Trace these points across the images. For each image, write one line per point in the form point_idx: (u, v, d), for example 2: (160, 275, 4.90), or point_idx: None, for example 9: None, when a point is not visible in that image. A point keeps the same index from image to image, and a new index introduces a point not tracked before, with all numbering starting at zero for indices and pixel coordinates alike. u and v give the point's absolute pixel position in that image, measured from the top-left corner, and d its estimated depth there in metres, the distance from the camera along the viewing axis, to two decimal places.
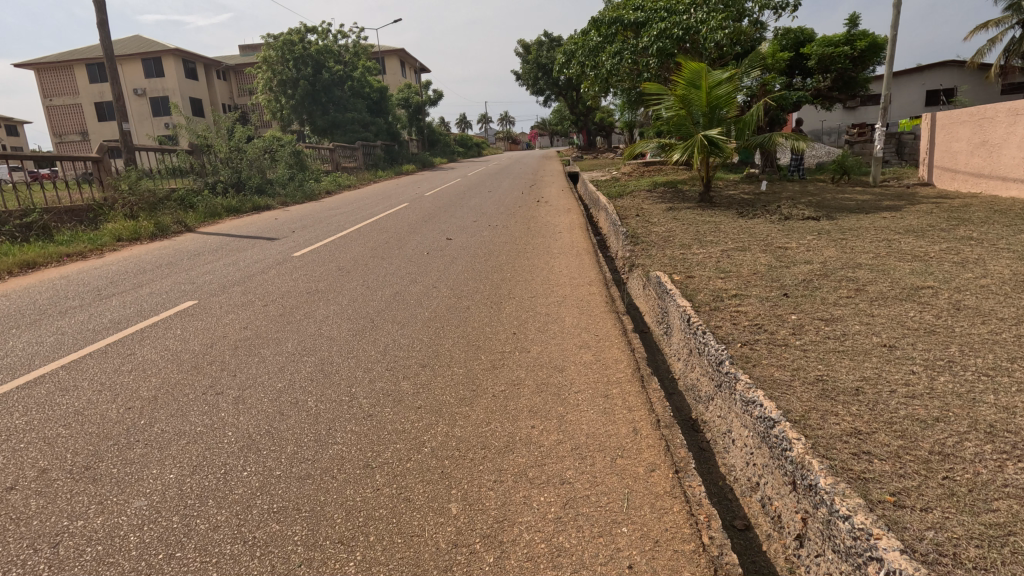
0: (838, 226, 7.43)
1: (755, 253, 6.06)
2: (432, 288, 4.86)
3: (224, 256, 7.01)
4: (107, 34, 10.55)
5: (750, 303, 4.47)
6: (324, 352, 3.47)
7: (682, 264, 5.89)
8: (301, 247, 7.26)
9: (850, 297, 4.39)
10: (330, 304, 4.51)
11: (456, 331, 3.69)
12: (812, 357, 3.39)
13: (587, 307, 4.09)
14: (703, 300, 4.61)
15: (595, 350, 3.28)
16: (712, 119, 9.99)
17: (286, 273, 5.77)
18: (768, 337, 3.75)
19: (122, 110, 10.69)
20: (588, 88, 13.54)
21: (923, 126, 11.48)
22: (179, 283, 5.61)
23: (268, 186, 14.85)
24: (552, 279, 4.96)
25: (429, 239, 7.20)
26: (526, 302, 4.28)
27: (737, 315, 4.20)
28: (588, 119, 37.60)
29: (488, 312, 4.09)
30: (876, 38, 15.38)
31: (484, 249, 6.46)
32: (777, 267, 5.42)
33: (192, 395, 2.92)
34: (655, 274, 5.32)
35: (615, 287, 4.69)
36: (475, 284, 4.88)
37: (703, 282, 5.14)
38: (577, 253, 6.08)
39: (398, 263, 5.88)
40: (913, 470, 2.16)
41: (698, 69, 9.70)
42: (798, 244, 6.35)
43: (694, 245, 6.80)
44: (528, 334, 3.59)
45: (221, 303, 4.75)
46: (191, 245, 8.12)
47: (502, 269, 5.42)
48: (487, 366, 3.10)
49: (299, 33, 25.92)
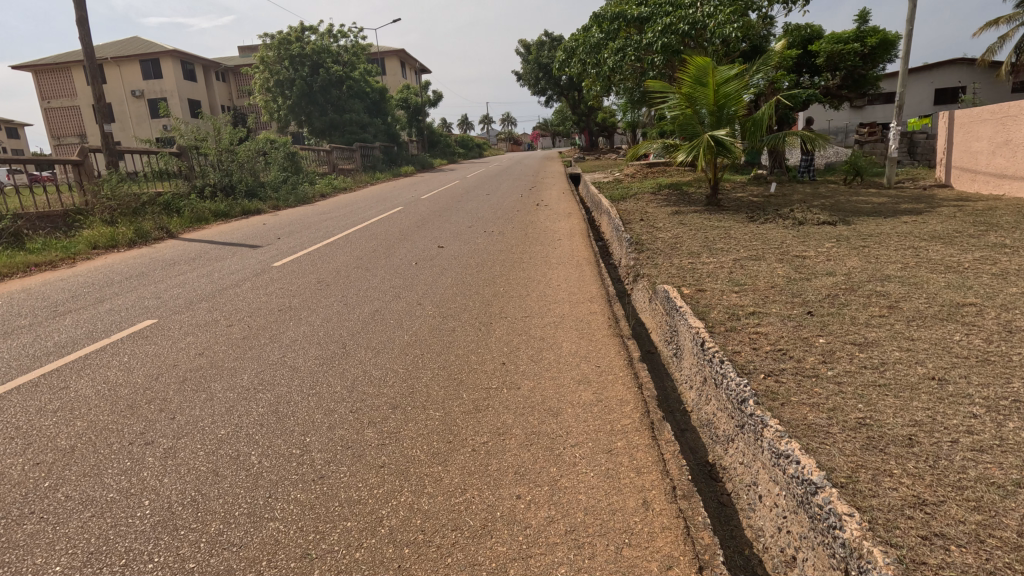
0: (856, 232, 6.96)
1: (771, 263, 5.58)
2: (416, 305, 4.39)
3: (200, 266, 6.57)
4: (88, 33, 10.14)
5: (770, 323, 3.99)
6: (283, 386, 3.01)
7: (691, 275, 5.43)
8: (283, 256, 6.82)
9: (883, 316, 3.91)
10: (301, 325, 4.05)
11: (437, 360, 3.23)
12: (850, 392, 2.91)
13: (587, 330, 3.62)
14: (717, 319, 4.14)
15: (596, 386, 2.80)
16: (720, 118, 9.50)
17: (260, 286, 5.31)
18: (794, 366, 3.28)
19: (103, 110, 10.25)
20: (589, 87, 13.06)
21: (941, 125, 10.97)
22: (144, 298, 5.16)
23: (260, 189, 14.41)
24: (550, 295, 4.48)
25: (419, 248, 6.74)
26: (519, 322, 3.81)
27: (757, 339, 3.73)
28: (590, 119, 37.15)
29: (474, 336, 3.61)
30: (887, 34, 14.87)
31: (477, 258, 6.00)
32: (797, 279, 4.95)
33: (114, 446, 2.46)
34: (664, 288, 4.86)
35: (619, 303, 4.22)
36: (464, 301, 4.42)
37: (715, 297, 4.67)
38: (578, 263, 5.60)
39: (383, 275, 5.41)
40: (1004, 566, 1.68)
41: (705, 65, 9.18)
42: (816, 252, 5.87)
43: (703, 253, 6.32)
44: (519, 364, 3.12)
45: (181, 323, 4.29)
46: (169, 253, 7.69)
47: (495, 282, 4.94)
48: (467, 409, 2.62)
49: (297, 31, 25.56)
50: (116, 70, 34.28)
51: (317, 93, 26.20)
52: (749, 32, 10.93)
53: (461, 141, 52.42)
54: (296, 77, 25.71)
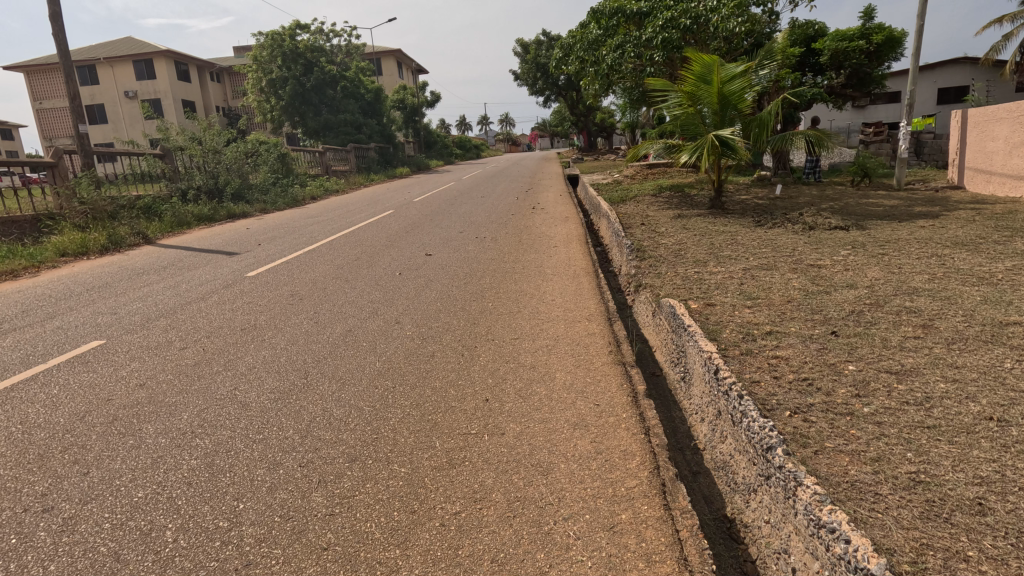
0: (871, 237, 6.55)
1: (784, 273, 5.15)
2: (394, 324, 3.93)
3: (170, 276, 6.11)
4: (62, 29, 9.68)
5: (790, 346, 3.55)
6: (225, 429, 2.55)
7: (698, 287, 5.01)
8: (259, 265, 6.37)
9: (918, 337, 3.47)
10: (262, 350, 3.59)
11: (410, 396, 2.78)
12: (895, 435, 2.47)
13: (583, 357, 3.17)
14: (730, 340, 3.69)
15: (594, 432, 2.35)
16: (723, 118, 9.07)
17: (228, 300, 4.86)
18: (823, 400, 2.83)
19: (78, 110, 9.74)
20: (587, 86, 12.63)
21: (953, 124, 10.56)
22: (99, 314, 4.71)
23: (248, 191, 13.94)
24: (542, 312, 4.03)
25: (405, 256, 6.29)
26: (508, 346, 3.37)
27: (777, 365, 3.29)
28: (588, 119, 36.81)
29: (455, 364, 3.16)
30: (893, 32, 14.49)
31: (466, 268, 5.55)
32: (815, 292, 4.51)
33: (4, 515, 2.00)
34: (669, 303, 4.43)
35: (620, 322, 3.77)
36: (448, 318, 3.98)
37: (727, 313, 4.23)
38: (574, 274, 5.15)
39: (363, 288, 4.97)
40: None
41: (710, 62, 8.77)
42: (832, 261, 5.44)
43: (710, 261, 5.89)
44: (504, 401, 2.67)
45: (131, 345, 3.83)
46: (142, 261, 7.24)
47: (484, 296, 4.50)
48: (440, 464, 2.17)
49: (289, 30, 25.28)
50: (109, 70, 33.80)
51: (311, 93, 25.81)
52: (752, 28, 10.51)
53: (460, 141, 51.99)
54: (289, 76, 25.34)
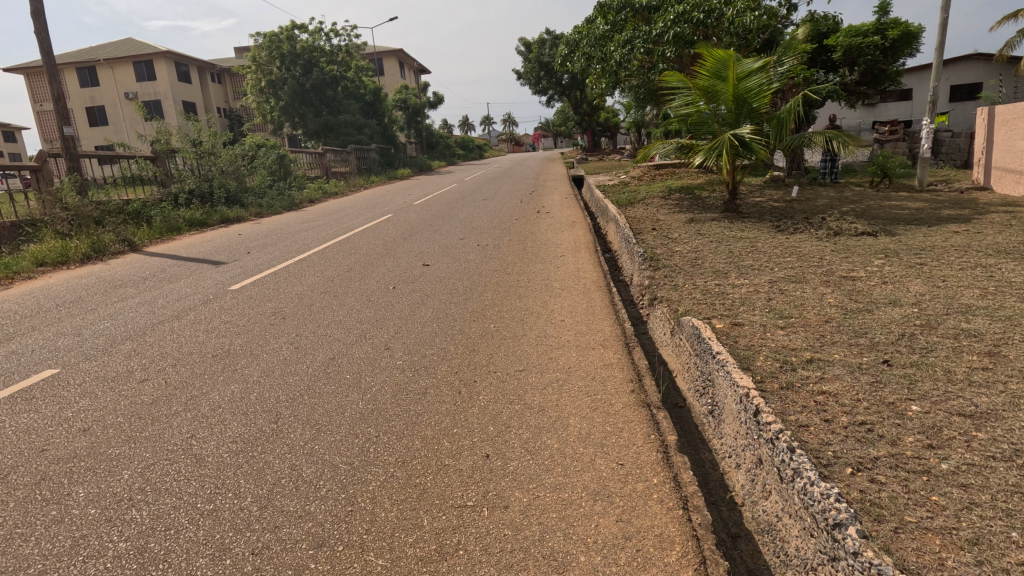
0: (903, 245, 6.10)
1: (815, 287, 4.69)
2: (383, 351, 3.48)
3: (149, 289, 5.68)
4: (45, 27, 9.27)
5: (838, 378, 3.08)
6: (169, 496, 2.10)
7: (722, 302, 4.56)
8: (244, 277, 5.94)
9: (986, 369, 3.00)
10: (231, 383, 3.14)
11: (395, 451, 2.32)
12: (990, 506, 2.00)
13: (600, 396, 2.71)
14: (765, 370, 3.24)
15: (621, 508, 1.90)
16: (739, 116, 8.59)
17: (206, 319, 4.43)
18: (890, 453, 2.36)
19: (62, 111, 9.32)
20: (593, 84, 12.16)
21: (980, 123, 10.07)
22: (62, 335, 4.28)
23: (244, 194, 13.54)
24: (551, 336, 3.57)
25: (400, 266, 5.85)
26: (511, 381, 2.92)
27: (826, 403, 2.82)
28: (593, 119, 36.28)
29: (450, 405, 2.70)
30: (909, 27, 13.96)
31: (466, 281, 5.11)
32: (854, 310, 4.05)
33: None
34: (693, 324, 3.99)
35: (640, 349, 3.31)
36: (444, 344, 3.53)
37: (757, 335, 3.77)
38: (584, 289, 4.70)
39: (352, 305, 4.53)
40: None
41: (725, 57, 8.28)
42: (867, 273, 4.98)
43: (731, 272, 5.43)
44: (508, 460, 2.21)
45: (86, 375, 3.40)
46: (122, 271, 6.83)
47: (484, 316, 4.04)
48: (426, 555, 1.72)
49: (288, 29, 25.03)
50: (109, 72, 33.51)
51: (310, 92, 25.50)
52: (767, 22, 10.04)
53: (462, 142, 51.57)
54: (288, 76, 25.13)
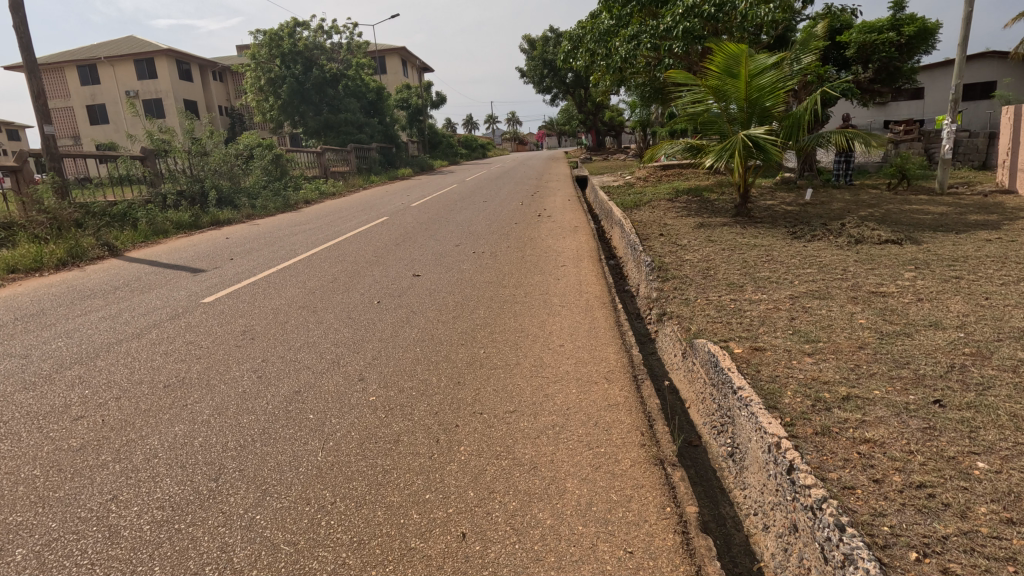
0: (933, 254, 5.63)
1: (842, 305, 4.23)
2: (356, 383, 3.05)
3: (117, 301, 5.26)
4: (24, 22, 8.89)
5: (882, 422, 2.63)
6: None
7: (739, 322, 4.12)
8: (220, 288, 5.52)
9: None
10: (176, 423, 2.71)
11: (352, 527, 1.89)
12: None
13: (603, 450, 2.27)
14: (795, 410, 2.79)
15: None
16: (752, 115, 8.11)
17: (169, 339, 4.02)
18: (962, 531, 1.91)
19: (42, 109, 8.92)
20: (597, 81, 11.68)
21: (1005, 123, 9.56)
22: (8, 356, 3.87)
23: (237, 194, 13.12)
24: (548, 366, 3.13)
25: (388, 277, 5.43)
26: (499, 426, 2.48)
27: (873, 457, 2.37)
28: (598, 118, 35.88)
29: (425, 460, 2.26)
30: (926, 23, 13.43)
31: (457, 295, 4.67)
32: (890, 333, 3.60)
33: None
34: (709, 348, 3.55)
35: (651, 384, 2.86)
36: (425, 375, 3.09)
37: (783, 364, 3.33)
38: (587, 306, 4.26)
39: (330, 323, 4.10)
40: None
41: (736, 53, 7.79)
42: (898, 288, 4.53)
43: (747, 285, 4.99)
44: (489, 543, 1.78)
45: (18, 409, 2.99)
46: (96, 280, 6.43)
47: (475, 338, 3.61)
48: None
49: (288, 27, 24.74)
50: (110, 70, 33.23)
51: (310, 91, 25.16)
52: (779, 18, 9.58)
53: (465, 140, 51.18)
54: (288, 74, 24.78)
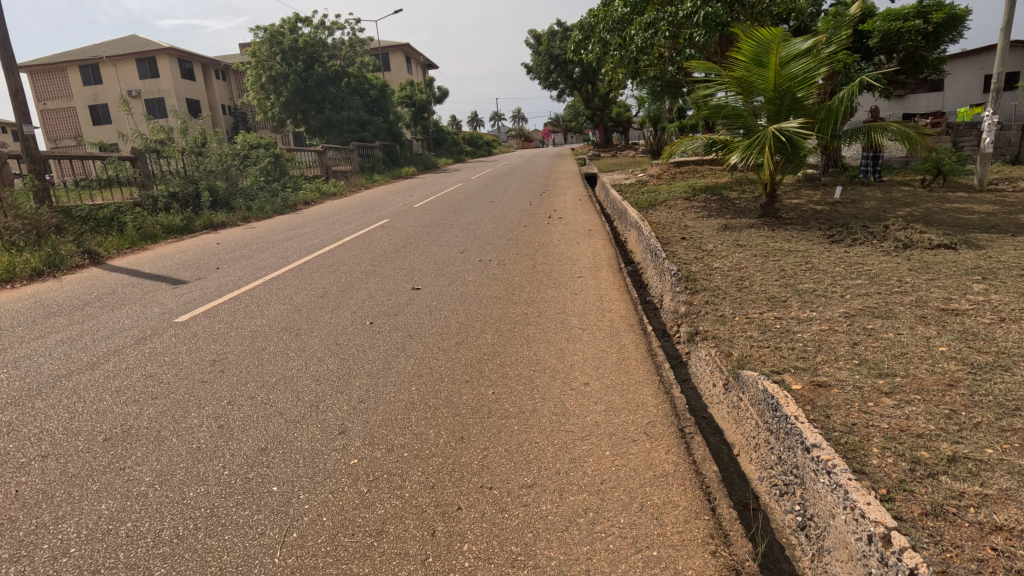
0: (998, 261, 5.00)
1: (912, 326, 3.61)
2: (336, 439, 2.47)
3: (80, 321, 4.69)
4: None
5: (1011, 500, 2.02)
6: None
7: (791, 347, 3.50)
8: (197, 304, 4.94)
9: None
10: (105, 499, 2.13)
11: None
12: None
13: (658, 555, 1.68)
14: (893, 478, 2.18)
15: None
16: (782, 107, 7.46)
17: (128, 370, 3.46)
18: None
19: (21, 107, 8.41)
20: (610, 73, 11.01)
21: None
22: None
23: (232, 195, 12.58)
24: (572, 414, 2.54)
25: (384, 291, 4.85)
26: (513, 512, 1.90)
27: (1016, 558, 1.77)
28: (605, 114, 35.20)
29: (417, 569, 1.68)
30: (955, 10, 12.70)
31: (460, 314, 4.09)
32: (984, 367, 2.97)
33: None
34: (762, 384, 2.95)
35: (705, 445, 2.25)
36: (420, 426, 2.50)
37: (858, 408, 2.71)
38: (611, 330, 3.66)
39: (314, 351, 3.52)
40: None
41: (767, 39, 7.12)
42: (972, 305, 3.91)
43: (792, 300, 4.37)
44: None
45: None
46: (66, 293, 5.88)
47: (481, 373, 3.03)
48: None
49: (290, 24, 24.25)
50: (111, 68, 32.82)
51: (312, 89, 24.69)
52: (805, 4, 8.93)
53: (470, 138, 50.60)
54: (290, 72, 24.32)
